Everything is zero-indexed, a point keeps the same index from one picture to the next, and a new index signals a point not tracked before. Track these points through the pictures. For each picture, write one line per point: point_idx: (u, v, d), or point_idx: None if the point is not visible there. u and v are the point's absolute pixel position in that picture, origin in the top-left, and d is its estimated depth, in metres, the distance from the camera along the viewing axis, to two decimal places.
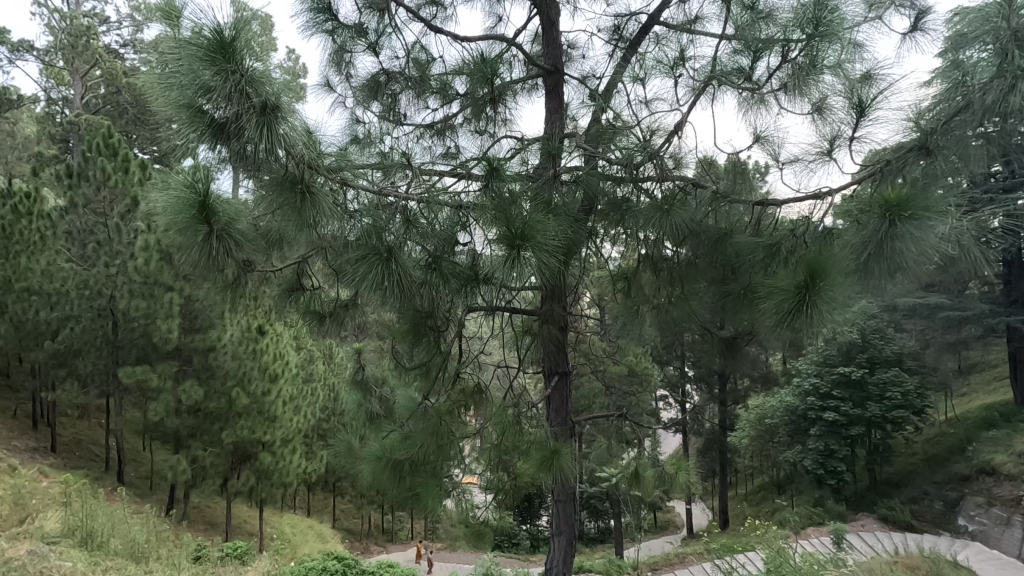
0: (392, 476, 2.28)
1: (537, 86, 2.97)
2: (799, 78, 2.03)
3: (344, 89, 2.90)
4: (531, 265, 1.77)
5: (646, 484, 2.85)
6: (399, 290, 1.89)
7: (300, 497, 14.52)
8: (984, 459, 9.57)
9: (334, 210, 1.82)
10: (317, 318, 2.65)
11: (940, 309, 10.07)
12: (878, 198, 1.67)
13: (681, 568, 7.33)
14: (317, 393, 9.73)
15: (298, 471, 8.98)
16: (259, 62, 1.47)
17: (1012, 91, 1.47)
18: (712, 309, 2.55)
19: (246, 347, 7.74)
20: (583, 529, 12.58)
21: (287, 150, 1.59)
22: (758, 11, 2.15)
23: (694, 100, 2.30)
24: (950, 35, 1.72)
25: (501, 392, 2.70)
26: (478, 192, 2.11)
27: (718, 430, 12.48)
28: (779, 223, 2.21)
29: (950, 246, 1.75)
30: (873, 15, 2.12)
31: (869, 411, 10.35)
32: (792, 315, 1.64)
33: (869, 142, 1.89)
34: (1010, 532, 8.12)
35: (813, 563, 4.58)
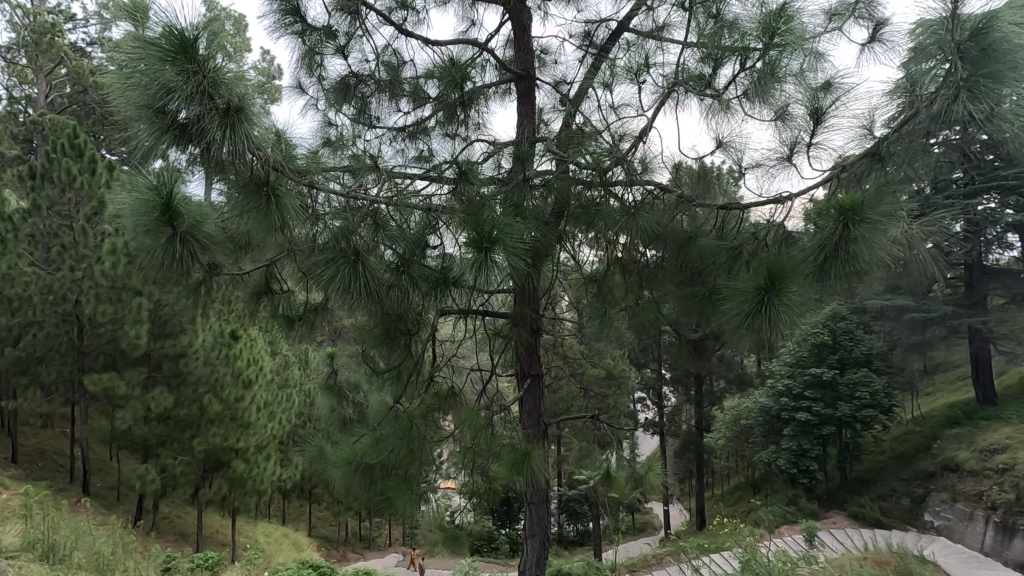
0: (363, 481, 2.26)
1: (510, 91, 3.00)
2: (761, 85, 2.09)
3: (315, 91, 2.89)
4: (499, 267, 1.77)
5: (619, 484, 2.88)
6: (367, 294, 1.89)
7: (275, 504, 14.24)
8: (948, 455, 9.88)
9: (299, 213, 1.81)
10: (287, 320, 2.63)
11: (906, 310, 10.38)
12: (834, 202, 1.72)
13: (657, 568, 7.42)
14: (293, 399, 9.58)
15: (271, 478, 8.82)
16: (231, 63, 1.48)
17: (955, 100, 1.53)
18: (680, 310, 2.61)
19: (219, 353, 7.63)
20: (562, 532, 12.60)
21: (251, 153, 1.57)
22: (724, 19, 2.20)
23: (658, 106, 2.34)
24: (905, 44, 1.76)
25: (475, 395, 2.69)
26: (448, 195, 2.12)
27: (695, 431, 12.65)
28: (743, 225, 2.25)
29: (900, 249, 1.83)
30: (833, 26, 2.20)
31: (839, 411, 10.61)
32: (752, 316, 1.68)
33: (825, 150, 1.94)
34: (973, 526, 8.40)
35: (785, 562, 4.67)
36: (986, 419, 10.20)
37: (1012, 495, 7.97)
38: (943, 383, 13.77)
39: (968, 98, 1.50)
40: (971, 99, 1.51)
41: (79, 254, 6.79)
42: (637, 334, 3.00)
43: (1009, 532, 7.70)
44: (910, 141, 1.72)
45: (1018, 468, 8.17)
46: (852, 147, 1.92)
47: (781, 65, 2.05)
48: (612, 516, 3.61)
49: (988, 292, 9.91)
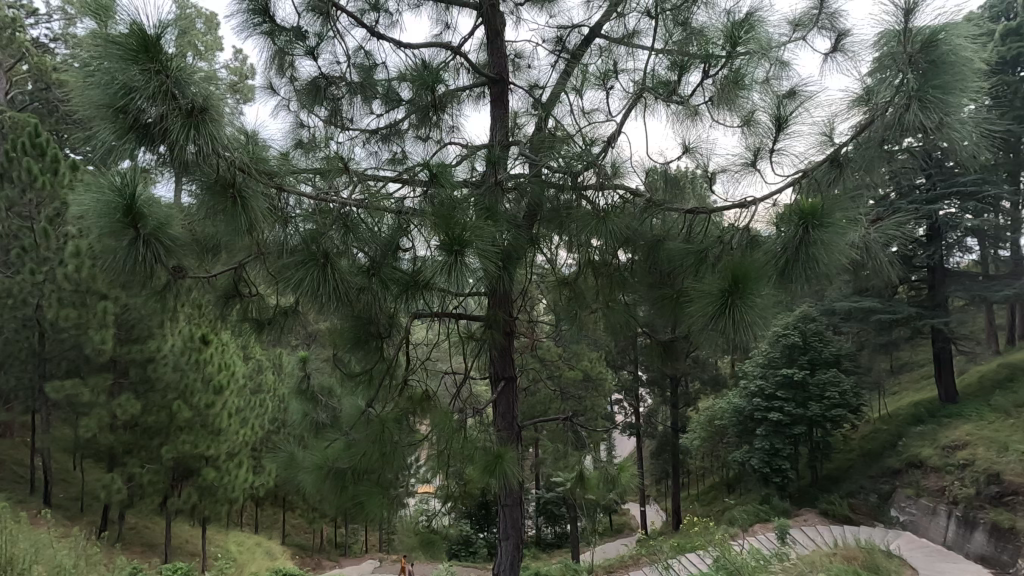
0: (334, 485, 2.24)
1: (484, 94, 3.02)
2: (726, 93, 2.15)
3: (287, 92, 2.86)
4: (471, 268, 1.76)
5: (592, 487, 2.91)
6: (336, 296, 1.89)
7: (247, 513, 13.95)
8: (913, 452, 10.15)
9: (267, 217, 1.79)
10: (256, 325, 2.60)
11: (872, 312, 10.75)
12: (795, 206, 1.76)
13: (633, 569, 7.49)
14: (266, 405, 9.38)
15: (244, 486, 8.64)
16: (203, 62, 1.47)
17: (907, 110, 1.59)
18: (651, 311, 2.64)
19: (188, 358, 7.44)
20: (540, 535, 12.62)
21: (217, 154, 1.54)
22: (690, 28, 2.26)
23: (627, 112, 2.37)
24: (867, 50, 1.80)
25: (448, 398, 2.69)
26: (420, 197, 2.09)
27: (671, 432, 12.82)
28: (710, 227, 2.30)
29: (857, 252, 1.90)
30: (797, 35, 2.27)
31: (810, 411, 10.85)
32: (716, 319, 1.72)
33: (788, 156, 1.99)
34: (936, 521, 8.67)
35: (756, 559, 4.78)
36: (949, 416, 10.53)
37: (973, 490, 8.23)
38: (908, 382, 14.21)
39: (918, 108, 1.57)
40: (921, 108, 1.58)
41: (41, 257, 6.52)
42: (611, 336, 3.02)
43: (969, 526, 7.96)
44: (868, 149, 1.79)
45: (977, 464, 8.47)
46: (813, 153, 1.97)
47: (744, 74, 2.11)
48: (590, 517, 3.63)
49: (949, 294, 10.26)
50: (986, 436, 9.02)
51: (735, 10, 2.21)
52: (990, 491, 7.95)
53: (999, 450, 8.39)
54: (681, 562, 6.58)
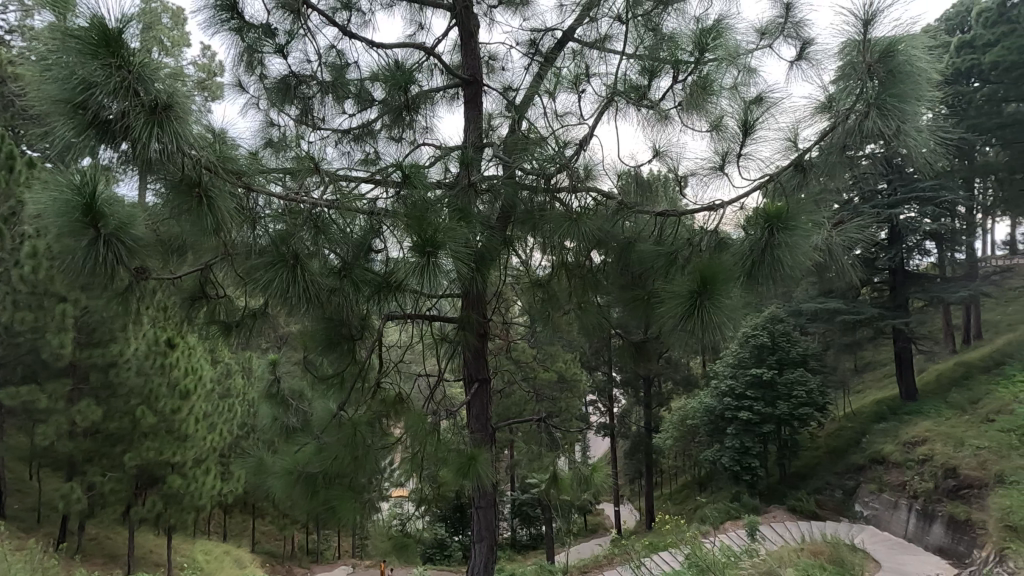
0: (305, 490, 2.20)
1: (458, 95, 3.02)
2: (695, 98, 2.20)
3: (256, 90, 2.81)
4: (443, 269, 1.75)
5: (565, 487, 2.94)
6: (306, 298, 1.86)
7: (215, 521, 13.58)
8: (876, 448, 10.48)
9: (235, 218, 1.75)
10: (224, 327, 2.53)
11: (837, 313, 11.07)
12: (761, 209, 1.81)
13: (607, 568, 7.55)
14: (236, 409, 9.16)
15: (211, 493, 8.42)
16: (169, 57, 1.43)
17: (866, 117, 1.65)
18: (623, 312, 2.67)
19: (153, 363, 7.22)
20: (515, 537, 12.61)
21: (183, 153, 1.49)
22: (660, 34, 2.31)
23: (599, 115, 2.40)
24: (831, 57, 1.85)
25: (421, 400, 2.67)
26: (393, 198, 2.07)
27: (644, 432, 12.97)
28: (680, 229, 2.34)
29: (820, 254, 1.96)
30: (765, 43, 2.33)
31: (778, 410, 11.11)
32: (685, 319, 1.75)
33: (754, 161, 2.04)
34: (898, 515, 8.97)
35: (727, 556, 4.90)
36: (909, 413, 10.92)
37: (931, 484, 8.53)
38: (871, 381, 14.68)
39: (877, 116, 1.63)
40: (880, 116, 1.63)
41: None
42: (585, 337, 3.04)
43: (928, 519, 8.24)
44: (830, 154, 1.84)
45: (936, 459, 8.80)
46: (779, 158, 2.01)
47: (713, 80, 2.15)
48: (564, 519, 3.64)
49: (909, 295, 10.64)
50: (944, 431, 9.37)
51: (703, 17, 2.26)
52: (948, 484, 8.26)
53: (955, 445, 8.73)
54: (651, 561, 6.67)
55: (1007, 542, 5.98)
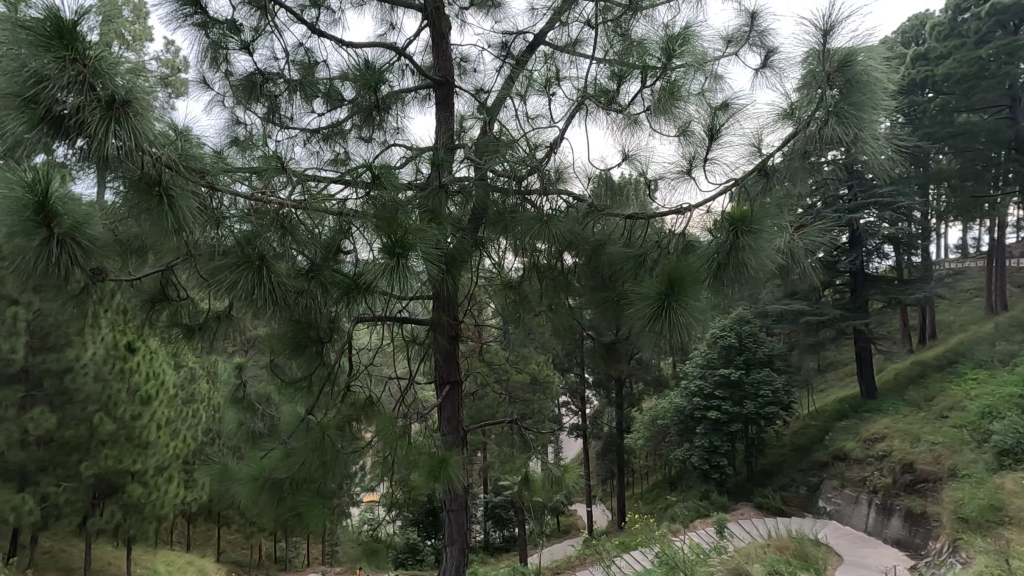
0: (270, 498, 2.12)
1: (429, 97, 3.02)
2: (663, 103, 2.24)
3: (222, 87, 2.74)
4: (414, 271, 1.73)
5: (537, 487, 2.95)
6: (272, 300, 1.81)
7: (178, 531, 13.15)
8: (838, 446, 10.81)
9: (197, 217, 1.70)
10: (186, 330, 2.46)
11: (802, 314, 11.40)
12: (726, 213, 1.85)
13: (580, 569, 7.58)
14: (200, 415, 8.90)
15: (174, 502, 8.15)
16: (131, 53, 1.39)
17: (825, 124, 1.71)
18: (593, 313, 2.71)
19: (112, 368, 6.96)
20: (488, 540, 12.57)
21: (142, 150, 1.44)
22: (629, 40, 2.34)
23: (568, 119, 2.43)
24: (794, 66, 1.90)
25: (392, 403, 2.64)
26: (363, 199, 2.04)
27: (616, 433, 13.10)
28: (649, 232, 2.38)
29: (781, 256, 2.01)
30: (731, 50, 2.39)
31: (745, 409, 11.37)
32: (652, 320, 1.78)
33: (719, 166, 2.08)
34: (858, 509, 9.27)
35: (696, 554, 4.99)
36: (869, 411, 11.30)
37: (890, 479, 8.83)
38: (834, 380, 15.14)
39: (836, 122, 1.68)
40: (839, 123, 1.69)
41: None
42: (557, 338, 3.05)
43: (887, 513, 8.54)
44: (792, 161, 1.90)
45: (894, 455, 9.13)
46: (744, 163, 2.06)
47: (681, 85, 2.19)
48: (536, 520, 3.65)
49: (869, 297, 11.03)
50: (901, 428, 9.72)
51: (671, 24, 2.31)
52: (905, 479, 8.58)
53: (912, 441, 9.08)
54: (622, 561, 6.77)
55: (960, 533, 6.26)
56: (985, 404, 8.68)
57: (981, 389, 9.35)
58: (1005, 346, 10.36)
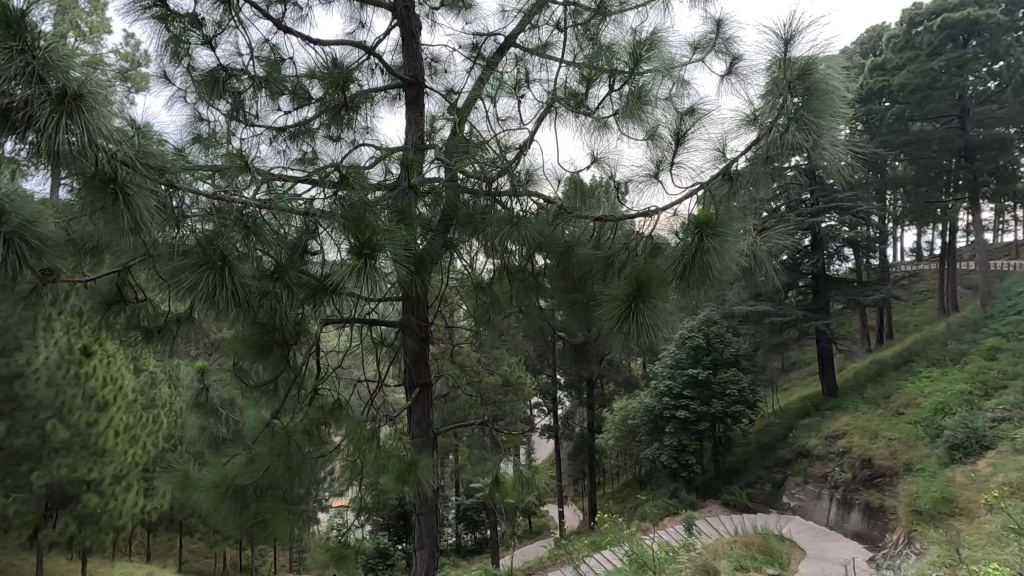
0: (233, 505, 2.06)
1: (400, 97, 3.00)
2: (631, 107, 2.27)
3: (183, 82, 2.67)
4: (381, 272, 1.71)
5: (508, 489, 2.94)
6: (235, 302, 1.76)
7: (137, 541, 12.67)
8: (801, 443, 11.12)
9: (156, 216, 1.63)
10: (145, 333, 2.38)
11: (766, 315, 11.71)
12: (692, 216, 1.89)
13: (551, 570, 7.63)
14: (161, 421, 8.62)
15: (133, 511, 7.88)
16: (86, 44, 1.34)
17: (786, 130, 1.76)
18: (563, 314, 2.72)
19: (67, 372, 6.68)
20: (460, 542, 12.51)
21: (96, 146, 1.38)
22: (599, 44, 2.37)
23: (538, 121, 2.44)
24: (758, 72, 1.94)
25: (361, 406, 2.60)
26: (329, 199, 2.00)
27: (587, 433, 13.21)
28: (618, 234, 2.41)
29: (745, 259, 2.06)
30: (698, 56, 2.43)
31: (713, 408, 11.60)
32: (621, 321, 1.80)
33: (685, 170, 2.12)
34: (820, 504, 9.55)
35: (666, 551, 5.07)
36: (830, 409, 11.67)
37: (850, 474, 9.14)
38: (797, 379, 15.59)
39: (796, 128, 1.73)
40: (799, 129, 1.74)
41: None
42: (528, 341, 3.06)
43: (847, 507, 8.83)
44: (755, 166, 1.95)
45: (854, 451, 9.44)
46: (709, 167, 2.10)
47: (649, 90, 2.22)
48: (507, 522, 3.65)
49: (830, 298, 11.41)
50: (861, 425, 10.07)
51: (639, 30, 2.35)
52: (864, 474, 8.88)
53: (870, 438, 9.42)
54: (593, 560, 6.83)
55: (915, 524, 6.52)
56: (937, 400, 9.07)
57: (934, 387, 9.76)
58: (956, 345, 10.84)
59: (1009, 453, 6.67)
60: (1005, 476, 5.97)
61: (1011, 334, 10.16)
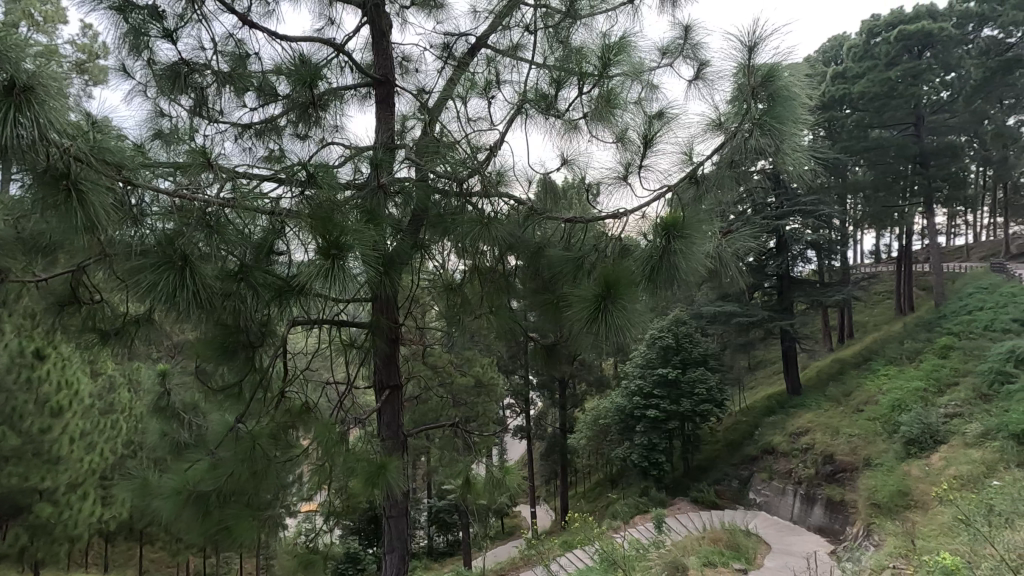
0: (194, 513, 1.95)
1: (369, 96, 2.96)
2: (600, 110, 2.29)
3: (143, 76, 2.59)
4: (349, 273, 1.68)
5: (479, 490, 2.94)
6: (196, 304, 1.71)
7: (93, 552, 12.16)
8: (766, 440, 11.40)
9: (113, 214, 1.57)
10: (101, 335, 2.28)
11: (733, 315, 11.97)
12: (659, 218, 1.91)
13: (523, 570, 7.64)
14: (120, 426, 8.30)
15: (89, 521, 7.57)
16: (39, 34, 1.28)
17: (750, 135, 1.80)
18: (532, 314, 2.74)
19: (17, 377, 6.37)
20: (432, 545, 12.41)
21: (47, 139, 1.31)
22: (569, 47, 2.39)
23: (508, 123, 2.45)
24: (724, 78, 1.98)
25: (329, 409, 2.56)
26: (296, 199, 1.95)
27: (559, 433, 13.27)
28: (588, 235, 2.43)
29: (711, 261, 2.11)
30: (666, 61, 2.47)
31: (682, 407, 11.81)
32: (591, 321, 1.82)
33: (653, 172, 2.16)
34: (785, 500, 9.81)
35: (636, 549, 5.12)
36: (794, 406, 11.99)
37: (813, 470, 9.41)
38: (762, 378, 15.98)
39: (759, 132, 1.78)
40: (762, 134, 1.79)
41: None
42: (499, 341, 3.06)
43: (810, 502, 9.10)
44: (720, 171, 1.99)
45: (817, 447, 9.71)
46: (676, 170, 2.14)
47: (618, 93, 2.25)
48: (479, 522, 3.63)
49: (794, 299, 11.74)
50: (823, 422, 10.38)
51: (609, 34, 2.38)
52: (826, 469, 9.15)
53: (831, 434, 9.73)
54: (564, 560, 6.87)
55: (874, 517, 6.76)
56: (895, 397, 9.41)
57: (891, 384, 10.13)
58: (912, 344, 11.26)
59: (960, 447, 6.97)
60: (957, 469, 6.24)
61: (962, 334, 10.62)
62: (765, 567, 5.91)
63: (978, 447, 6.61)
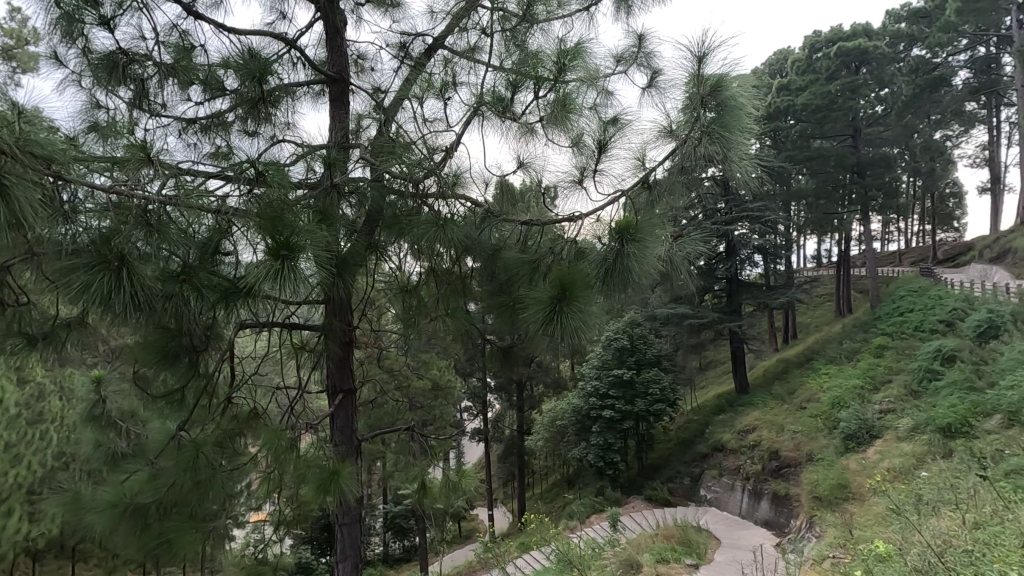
0: (132, 526, 1.85)
1: (322, 93, 2.91)
2: (556, 114, 2.32)
3: (77, 65, 2.44)
4: (299, 274, 1.62)
5: (435, 493, 2.91)
6: (134, 306, 1.61)
7: None
8: (716, 437, 11.77)
9: (42, 210, 1.46)
10: (27, 340, 2.14)
11: (685, 317, 12.31)
12: (613, 222, 1.94)
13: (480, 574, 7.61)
14: (50, 437, 7.77)
15: (14, 540, 7.03)
16: None
17: (699, 142, 1.87)
18: (489, 316, 2.73)
19: None
20: (388, 552, 12.20)
21: None
22: (525, 51, 2.41)
23: (464, 125, 2.44)
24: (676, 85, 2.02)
25: (279, 414, 2.48)
26: (243, 197, 1.88)
27: (516, 435, 13.31)
28: (543, 238, 2.45)
29: (662, 264, 2.17)
30: (621, 68, 2.52)
31: (636, 407, 12.06)
32: (545, 323, 1.84)
33: (606, 177, 2.20)
34: (734, 495, 10.15)
35: (591, 548, 5.19)
36: (742, 404, 12.44)
37: (760, 466, 9.76)
38: (713, 378, 16.52)
39: (709, 140, 1.84)
40: (710, 142, 1.85)
41: None
42: (456, 343, 3.04)
43: (757, 497, 9.44)
44: (670, 178, 2.05)
45: (764, 444, 10.08)
46: (629, 175, 2.19)
47: (573, 99, 2.28)
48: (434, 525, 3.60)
49: (743, 301, 12.18)
50: (769, 420, 10.80)
51: (565, 39, 2.41)
52: (772, 465, 9.51)
53: (777, 431, 10.14)
54: (521, 561, 6.89)
55: (815, 509, 7.08)
56: (834, 394, 9.89)
57: (831, 382, 10.65)
58: (850, 344, 11.88)
59: (893, 441, 7.41)
60: (890, 462, 6.63)
61: (895, 335, 11.29)
62: (715, 561, 6.08)
63: (910, 441, 7.02)
